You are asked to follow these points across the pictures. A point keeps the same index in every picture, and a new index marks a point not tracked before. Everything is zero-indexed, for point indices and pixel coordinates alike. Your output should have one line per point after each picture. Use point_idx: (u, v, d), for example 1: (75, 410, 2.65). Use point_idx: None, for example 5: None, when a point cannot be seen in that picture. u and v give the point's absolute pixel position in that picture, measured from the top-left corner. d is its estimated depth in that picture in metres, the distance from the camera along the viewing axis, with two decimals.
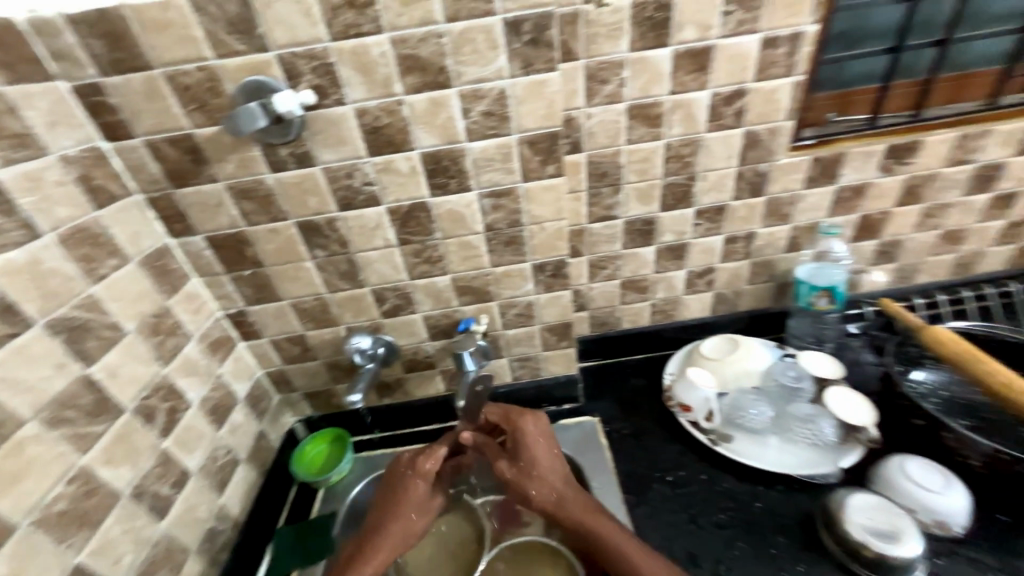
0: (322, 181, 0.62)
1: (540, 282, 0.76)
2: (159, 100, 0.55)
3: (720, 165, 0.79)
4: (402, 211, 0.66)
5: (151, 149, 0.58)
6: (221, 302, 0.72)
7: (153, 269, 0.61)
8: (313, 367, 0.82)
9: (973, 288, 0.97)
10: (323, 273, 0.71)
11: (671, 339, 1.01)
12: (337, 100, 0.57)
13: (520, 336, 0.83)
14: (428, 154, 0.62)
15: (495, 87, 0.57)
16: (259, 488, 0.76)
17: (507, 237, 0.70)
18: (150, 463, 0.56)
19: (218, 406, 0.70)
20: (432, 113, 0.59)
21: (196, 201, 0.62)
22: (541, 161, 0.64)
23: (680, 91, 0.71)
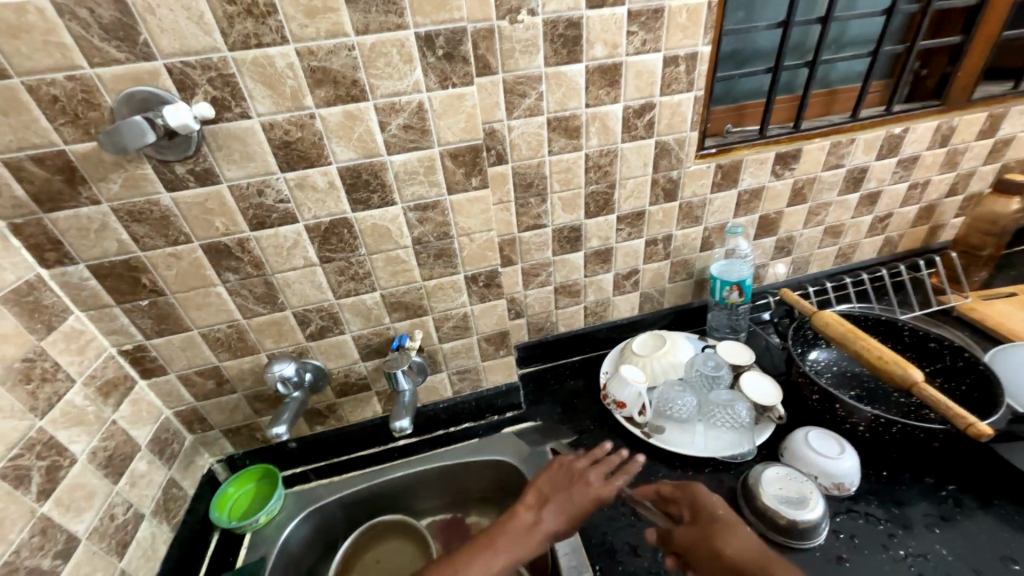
0: (229, 200, 0.58)
1: (473, 293, 0.76)
2: (17, 113, 0.48)
3: (637, 173, 0.85)
4: (322, 228, 0.63)
5: (11, 168, 0.50)
6: (114, 338, 0.64)
7: (22, 306, 0.53)
8: (231, 402, 0.76)
9: (853, 275, 1.12)
10: (236, 298, 0.66)
11: (606, 339, 1.05)
12: (240, 113, 0.53)
13: (457, 348, 0.82)
14: (346, 168, 0.59)
15: (412, 100, 0.57)
16: (171, 543, 0.68)
17: (436, 250, 0.70)
18: (23, 534, 0.48)
19: (113, 456, 0.61)
20: (348, 127, 0.57)
21: (73, 226, 0.55)
22: (465, 174, 0.64)
23: (595, 105, 0.75)
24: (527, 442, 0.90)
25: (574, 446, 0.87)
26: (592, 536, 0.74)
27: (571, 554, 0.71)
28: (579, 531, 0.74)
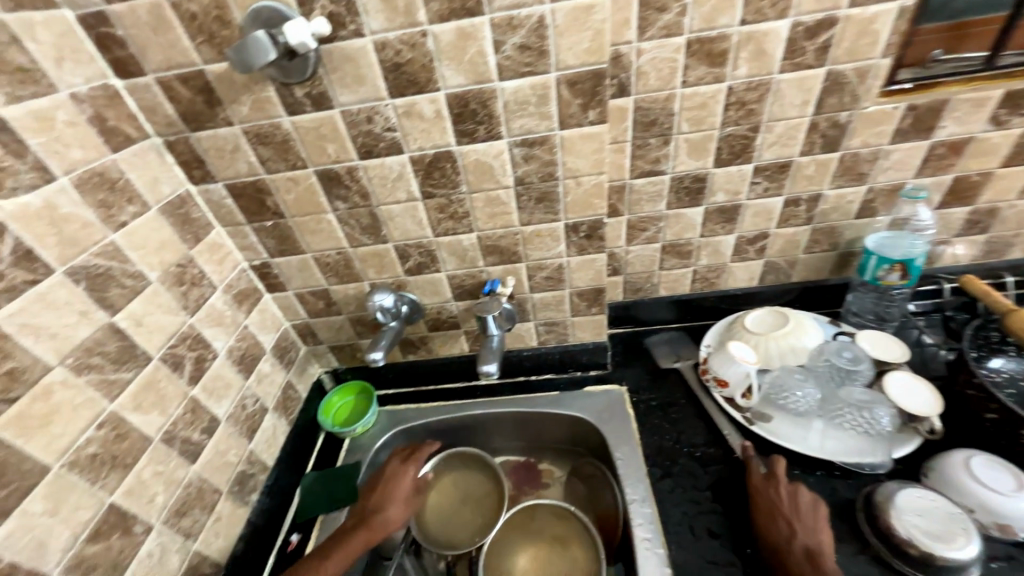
0: (341, 126, 0.57)
1: (573, 243, 0.70)
2: (166, 32, 0.50)
3: (791, 113, 0.68)
4: (426, 160, 0.61)
5: (164, 88, 0.54)
6: (246, 253, 0.71)
7: (175, 217, 0.60)
8: (337, 322, 0.82)
9: None
10: (345, 226, 0.68)
11: (711, 309, 0.95)
12: (355, 31, 0.50)
13: (548, 300, 0.78)
14: (454, 95, 0.55)
15: (533, 13, 0.49)
16: (287, 435, 0.78)
17: (539, 192, 0.64)
18: (179, 410, 0.57)
19: (245, 356, 0.70)
20: (460, 47, 0.51)
21: (213, 146, 0.59)
22: (581, 106, 0.56)
23: (754, 21, 0.60)
24: (610, 404, 0.86)
25: (661, 418, 0.82)
26: (671, 514, 0.69)
27: (645, 526, 0.69)
28: (657, 506, 0.71)
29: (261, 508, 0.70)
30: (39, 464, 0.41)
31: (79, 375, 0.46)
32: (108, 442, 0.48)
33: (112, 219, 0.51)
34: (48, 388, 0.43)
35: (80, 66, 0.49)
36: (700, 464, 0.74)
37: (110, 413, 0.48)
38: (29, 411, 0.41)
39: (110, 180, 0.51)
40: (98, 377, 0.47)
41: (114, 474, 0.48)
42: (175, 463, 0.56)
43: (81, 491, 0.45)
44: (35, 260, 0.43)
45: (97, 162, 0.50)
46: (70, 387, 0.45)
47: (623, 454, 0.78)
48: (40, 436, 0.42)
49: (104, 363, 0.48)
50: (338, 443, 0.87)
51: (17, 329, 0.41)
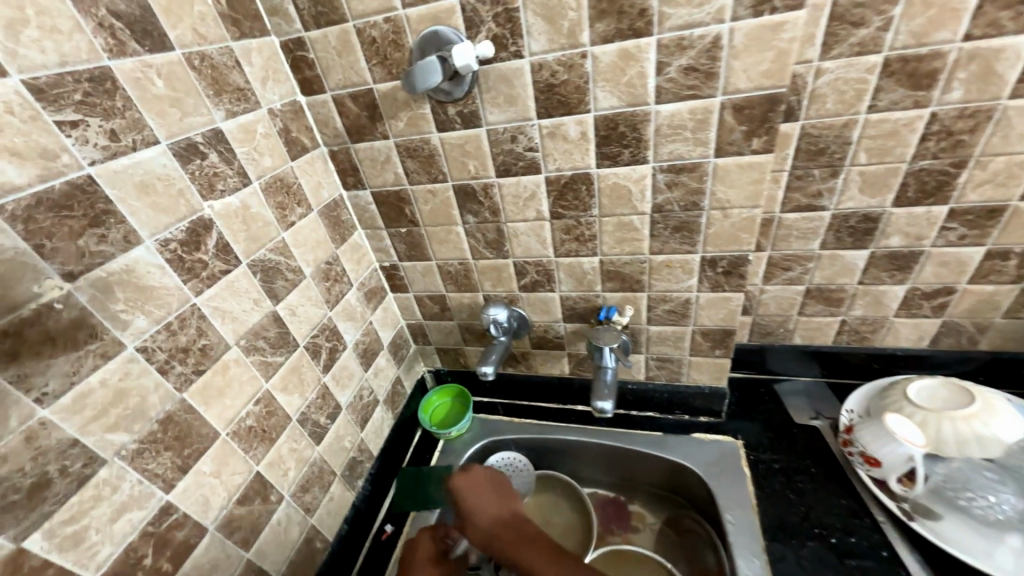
0: (485, 144, 0.58)
1: (706, 278, 0.64)
2: (348, 55, 0.55)
3: (1017, 148, 0.55)
4: (562, 181, 0.59)
5: (337, 104, 0.60)
6: (379, 254, 0.76)
7: (330, 219, 0.66)
8: (448, 326, 0.85)
9: None
10: (471, 239, 0.70)
11: (857, 367, 0.82)
12: (515, 53, 0.51)
13: (666, 334, 0.72)
14: (604, 118, 0.53)
15: (708, 33, 0.45)
16: (391, 428, 0.83)
17: (678, 222, 0.59)
18: (313, 394, 0.62)
19: (366, 351, 0.75)
20: (620, 69, 0.49)
21: (368, 157, 0.64)
22: (746, 133, 0.50)
23: (983, 35, 0.49)
24: (723, 457, 0.77)
25: (785, 486, 0.71)
26: None
27: None
28: None
29: (364, 494, 0.74)
30: (212, 430, 0.47)
31: (247, 355, 0.52)
32: (260, 417, 0.53)
33: (285, 219, 0.57)
34: (225, 365, 0.49)
35: (278, 85, 0.56)
36: (836, 553, 0.63)
37: (264, 391, 0.54)
38: (211, 383, 0.47)
39: (287, 185, 0.58)
40: (260, 358, 0.53)
41: (262, 446, 0.53)
42: (305, 443, 0.61)
43: (237, 457, 0.50)
44: (230, 252, 0.49)
45: (280, 168, 0.57)
46: (240, 366, 0.51)
47: (735, 517, 0.69)
48: (215, 406, 0.48)
49: (266, 346, 0.54)
50: (432, 443, 0.90)
51: (211, 311, 0.47)
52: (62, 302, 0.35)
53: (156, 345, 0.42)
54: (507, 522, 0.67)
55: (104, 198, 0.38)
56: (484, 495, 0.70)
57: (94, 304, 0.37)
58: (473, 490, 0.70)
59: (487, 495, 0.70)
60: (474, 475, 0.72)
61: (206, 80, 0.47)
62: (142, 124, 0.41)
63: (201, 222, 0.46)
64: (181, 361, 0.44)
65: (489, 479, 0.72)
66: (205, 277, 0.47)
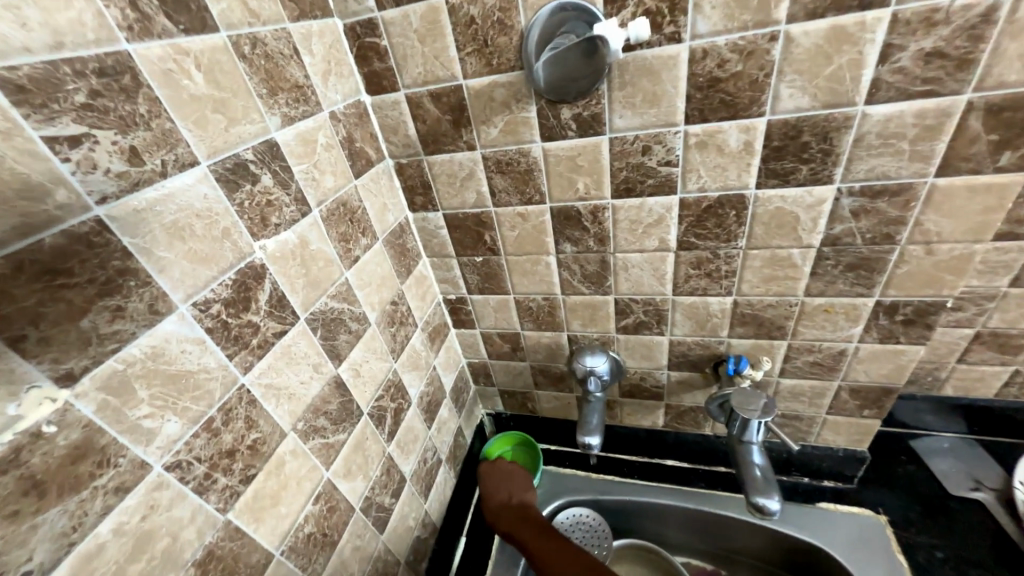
0: (605, 156, 0.45)
1: (876, 327, 0.50)
2: (435, 41, 0.42)
3: None
4: (703, 205, 0.46)
5: (413, 105, 0.47)
6: (445, 286, 0.63)
7: (395, 249, 0.53)
8: (517, 368, 0.72)
9: None
10: (564, 271, 0.56)
11: (1016, 423, 0.68)
12: (671, 35, 0.37)
13: (802, 389, 0.58)
14: (783, 123, 0.39)
15: (979, 2, 0.31)
16: (451, 489, 0.69)
17: (855, 258, 0.45)
18: (377, 471, 0.49)
19: (430, 403, 0.62)
20: (824, 54, 0.35)
21: (445, 172, 0.51)
22: (994, 143, 0.36)
23: None
24: (864, 537, 0.62)
25: None
26: None
27: None
28: None
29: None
30: (264, 553, 0.35)
31: (307, 441, 0.39)
32: (320, 518, 0.41)
33: (349, 254, 0.45)
34: (280, 460, 0.36)
35: (341, 81, 0.44)
36: None
37: (325, 483, 0.41)
38: (264, 490, 0.34)
39: (350, 210, 0.45)
40: (321, 441, 0.41)
41: (322, 555, 0.41)
42: (369, 535, 0.48)
43: None
44: (286, 307, 0.37)
45: (343, 189, 0.44)
46: (297, 457, 0.38)
47: None
48: (268, 519, 0.35)
49: (327, 424, 0.41)
50: None
51: (263, 391, 0.34)
52: (55, 423, 0.22)
53: (194, 456, 0.29)
54: (517, 506, 0.62)
55: (120, 251, 0.25)
56: (506, 484, 0.66)
57: (105, 415, 0.24)
58: (492, 475, 0.67)
59: (506, 484, 0.65)
60: (498, 465, 0.69)
61: (259, 74, 0.34)
62: (174, 139, 0.28)
63: (252, 270, 0.33)
64: (226, 470, 0.31)
65: (516, 470, 0.68)
66: (256, 346, 0.34)
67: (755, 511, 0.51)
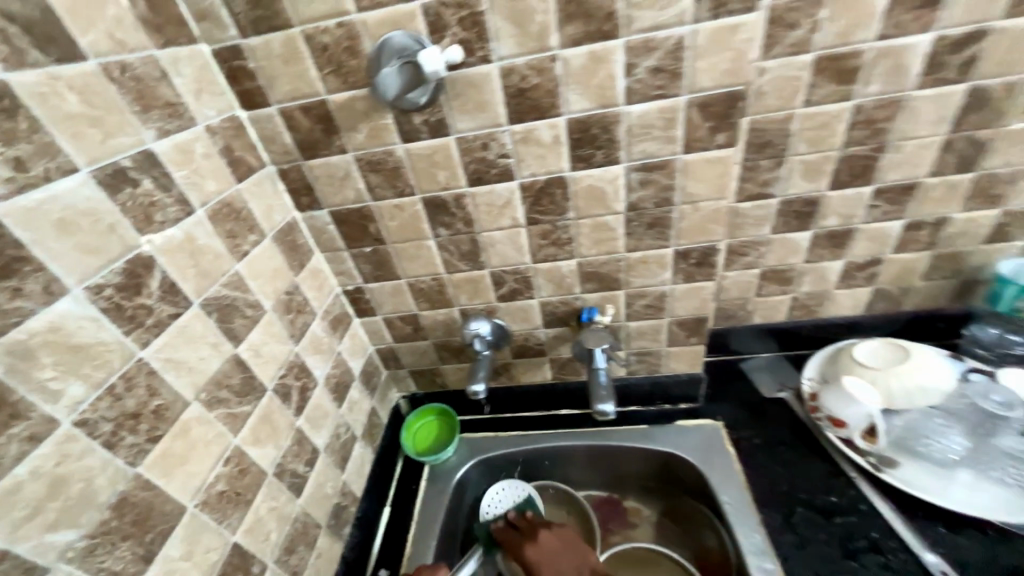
0: (454, 153, 0.56)
1: (679, 270, 0.66)
2: (296, 63, 0.50)
3: (923, 132, 0.63)
4: (537, 186, 0.59)
5: (286, 117, 0.54)
6: (342, 278, 0.70)
7: (285, 245, 0.59)
8: (421, 347, 0.80)
9: None
10: (443, 253, 0.66)
11: (808, 338, 0.88)
12: (483, 57, 0.49)
13: (644, 329, 0.74)
14: (576, 120, 0.53)
15: (672, 35, 0.47)
16: (371, 464, 0.75)
17: (651, 218, 0.61)
18: (288, 442, 0.55)
19: (338, 384, 0.69)
20: (589, 71, 0.49)
21: (324, 174, 0.59)
22: (711, 128, 0.53)
23: (893, 35, 0.56)
24: (708, 440, 0.78)
25: (768, 460, 0.73)
26: (799, 572, 0.61)
27: None
28: (780, 560, 0.62)
29: (352, 543, 0.67)
30: (177, 504, 0.40)
31: (210, 410, 0.45)
32: (231, 479, 0.46)
33: (237, 248, 0.51)
34: (185, 425, 0.42)
35: (214, 98, 0.50)
36: (823, 514, 0.65)
37: (234, 448, 0.47)
38: (171, 450, 0.40)
39: (235, 210, 0.51)
40: (225, 411, 0.46)
41: (237, 512, 0.46)
42: (285, 498, 0.54)
43: (211, 531, 0.43)
44: (177, 292, 0.42)
45: (226, 192, 0.50)
46: (202, 423, 0.43)
47: (731, 498, 0.70)
48: (178, 475, 0.40)
49: (230, 396, 0.47)
50: (416, 472, 0.84)
51: (162, 364, 0.40)
52: None
53: (99, 416, 0.34)
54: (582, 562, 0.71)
55: (14, 242, 0.30)
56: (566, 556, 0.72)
57: (13, 375, 0.29)
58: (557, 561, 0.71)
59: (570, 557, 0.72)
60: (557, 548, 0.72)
61: (131, 94, 0.40)
62: (55, 149, 0.34)
63: (141, 260, 0.39)
64: (132, 430, 0.37)
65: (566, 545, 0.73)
66: (151, 325, 0.40)
67: (600, 417, 0.62)
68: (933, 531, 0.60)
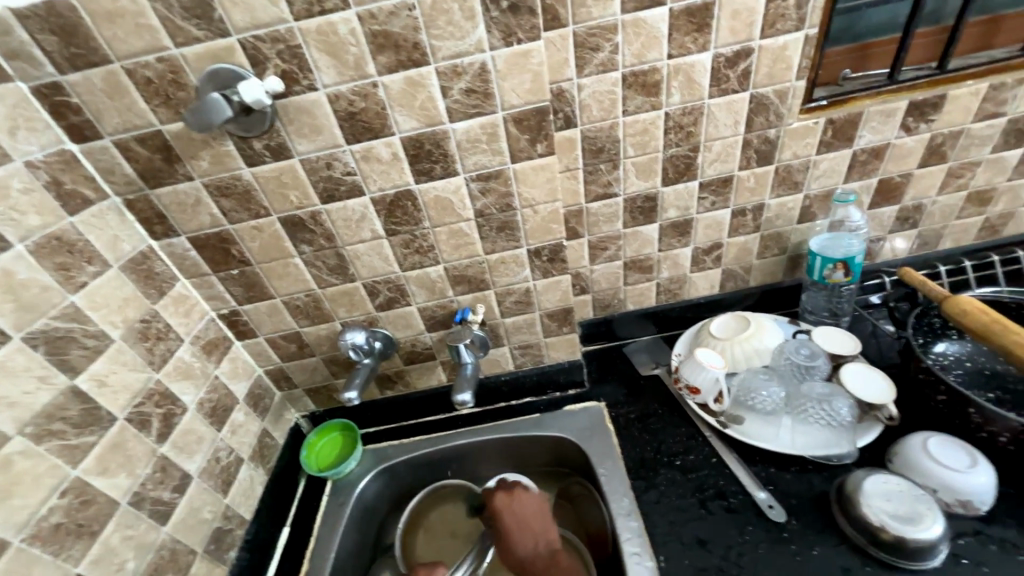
0: (301, 173, 0.60)
1: (536, 267, 0.73)
2: (123, 97, 0.52)
3: (725, 133, 0.74)
4: (388, 200, 0.63)
5: (122, 149, 0.56)
6: (213, 302, 0.71)
7: (137, 273, 0.60)
8: (311, 364, 0.81)
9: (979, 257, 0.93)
10: (312, 268, 0.69)
11: (679, 319, 0.97)
12: (308, 86, 0.53)
13: (519, 323, 0.80)
14: (409, 138, 0.58)
15: (475, 61, 0.53)
16: (264, 485, 0.76)
17: (499, 222, 0.67)
18: (147, 470, 0.55)
19: (216, 407, 0.68)
20: (410, 94, 0.55)
21: (173, 201, 0.60)
22: (529, 140, 0.60)
23: (679, 55, 0.66)
24: (591, 421, 0.85)
25: (640, 430, 0.82)
26: (657, 526, 0.68)
27: (633, 540, 0.67)
28: (643, 518, 0.70)
29: (240, 566, 0.67)
30: None
31: (39, 442, 0.45)
32: (71, 510, 0.46)
33: (72, 281, 0.51)
34: (5, 459, 0.42)
35: (34, 134, 0.51)
36: (681, 472, 0.74)
37: (73, 478, 0.47)
38: None
39: (68, 243, 0.52)
40: (59, 442, 0.46)
41: (79, 543, 0.46)
42: (145, 526, 0.54)
43: (43, 564, 0.43)
44: None
45: (54, 226, 0.51)
46: (28, 456, 0.44)
47: (607, 470, 0.77)
48: None
49: (66, 427, 0.47)
50: (319, 489, 0.84)
51: None
52: None
53: None
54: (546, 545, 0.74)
55: None
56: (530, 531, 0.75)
57: None
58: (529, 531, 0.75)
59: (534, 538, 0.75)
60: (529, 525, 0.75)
61: None
62: None
63: None
64: None
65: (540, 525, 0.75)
66: None
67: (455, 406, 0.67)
68: (765, 473, 0.71)
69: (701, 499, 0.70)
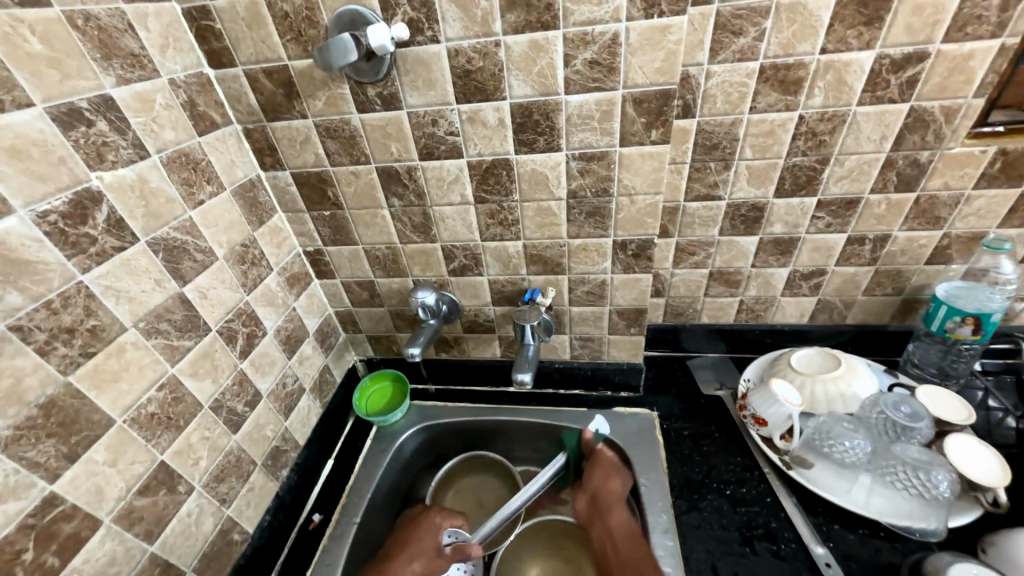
0: (406, 126, 0.59)
1: (618, 260, 0.69)
2: (260, 27, 0.54)
3: (865, 148, 0.65)
4: (483, 166, 0.62)
5: (250, 79, 0.58)
6: (302, 239, 0.74)
7: (244, 199, 0.63)
8: (378, 313, 0.83)
9: None
10: (397, 223, 0.70)
11: (755, 342, 0.90)
12: (431, 37, 0.53)
13: (586, 314, 0.77)
14: (519, 105, 0.56)
15: (607, 30, 0.50)
16: (320, 417, 0.80)
17: (591, 207, 0.64)
18: (228, 381, 0.60)
19: (290, 336, 0.72)
20: (531, 59, 0.52)
21: (285, 136, 0.63)
22: (645, 124, 0.55)
23: (835, 50, 0.58)
24: (641, 428, 0.82)
25: (692, 450, 0.77)
26: (694, 552, 0.65)
27: (666, 559, 0.64)
28: (680, 541, 0.66)
29: (289, 485, 0.72)
30: (106, 416, 0.45)
31: (147, 338, 0.49)
32: (165, 404, 0.51)
33: (192, 197, 0.55)
34: (121, 347, 0.46)
35: (180, 54, 0.54)
36: (730, 503, 0.69)
37: (170, 376, 0.52)
38: (103, 367, 0.45)
39: (193, 161, 0.55)
40: (163, 341, 0.51)
41: (167, 434, 0.51)
42: (219, 431, 0.59)
43: (137, 446, 0.48)
44: (124, 228, 0.47)
45: (185, 143, 0.54)
46: (138, 348, 0.48)
47: (649, 482, 0.74)
48: (109, 390, 0.45)
49: (170, 329, 0.52)
50: (365, 431, 0.88)
51: (102, 289, 0.45)
52: None
53: (34, 324, 0.39)
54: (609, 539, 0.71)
55: None
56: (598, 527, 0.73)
57: None
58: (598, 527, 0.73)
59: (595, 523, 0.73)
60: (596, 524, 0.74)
61: (93, 42, 0.44)
62: (11, 83, 0.38)
63: (88, 194, 0.43)
64: (66, 342, 0.42)
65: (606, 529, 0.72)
66: (94, 253, 0.44)
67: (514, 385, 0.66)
68: (827, 528, 0.65)
69: (748, 537, 0.65)
